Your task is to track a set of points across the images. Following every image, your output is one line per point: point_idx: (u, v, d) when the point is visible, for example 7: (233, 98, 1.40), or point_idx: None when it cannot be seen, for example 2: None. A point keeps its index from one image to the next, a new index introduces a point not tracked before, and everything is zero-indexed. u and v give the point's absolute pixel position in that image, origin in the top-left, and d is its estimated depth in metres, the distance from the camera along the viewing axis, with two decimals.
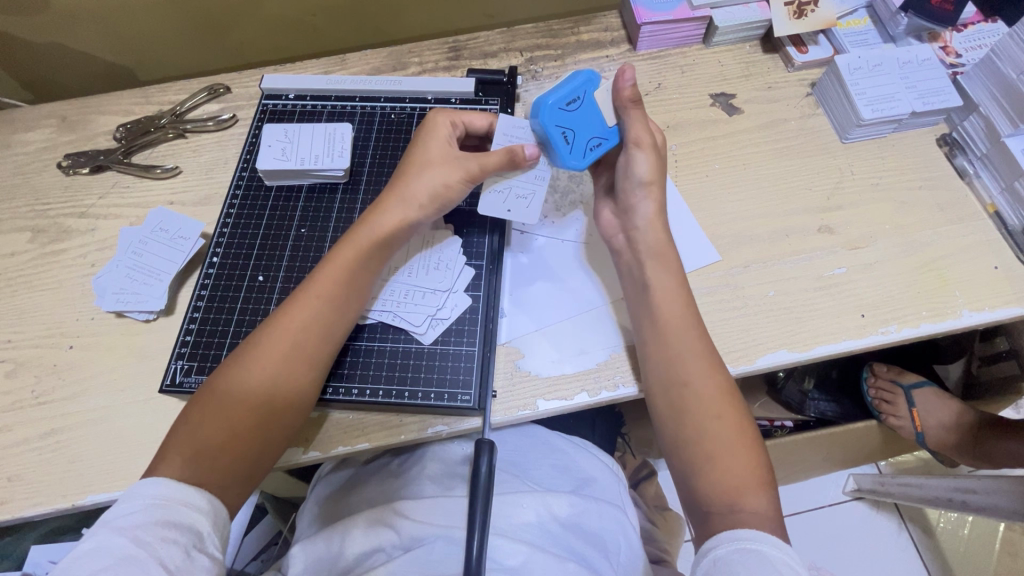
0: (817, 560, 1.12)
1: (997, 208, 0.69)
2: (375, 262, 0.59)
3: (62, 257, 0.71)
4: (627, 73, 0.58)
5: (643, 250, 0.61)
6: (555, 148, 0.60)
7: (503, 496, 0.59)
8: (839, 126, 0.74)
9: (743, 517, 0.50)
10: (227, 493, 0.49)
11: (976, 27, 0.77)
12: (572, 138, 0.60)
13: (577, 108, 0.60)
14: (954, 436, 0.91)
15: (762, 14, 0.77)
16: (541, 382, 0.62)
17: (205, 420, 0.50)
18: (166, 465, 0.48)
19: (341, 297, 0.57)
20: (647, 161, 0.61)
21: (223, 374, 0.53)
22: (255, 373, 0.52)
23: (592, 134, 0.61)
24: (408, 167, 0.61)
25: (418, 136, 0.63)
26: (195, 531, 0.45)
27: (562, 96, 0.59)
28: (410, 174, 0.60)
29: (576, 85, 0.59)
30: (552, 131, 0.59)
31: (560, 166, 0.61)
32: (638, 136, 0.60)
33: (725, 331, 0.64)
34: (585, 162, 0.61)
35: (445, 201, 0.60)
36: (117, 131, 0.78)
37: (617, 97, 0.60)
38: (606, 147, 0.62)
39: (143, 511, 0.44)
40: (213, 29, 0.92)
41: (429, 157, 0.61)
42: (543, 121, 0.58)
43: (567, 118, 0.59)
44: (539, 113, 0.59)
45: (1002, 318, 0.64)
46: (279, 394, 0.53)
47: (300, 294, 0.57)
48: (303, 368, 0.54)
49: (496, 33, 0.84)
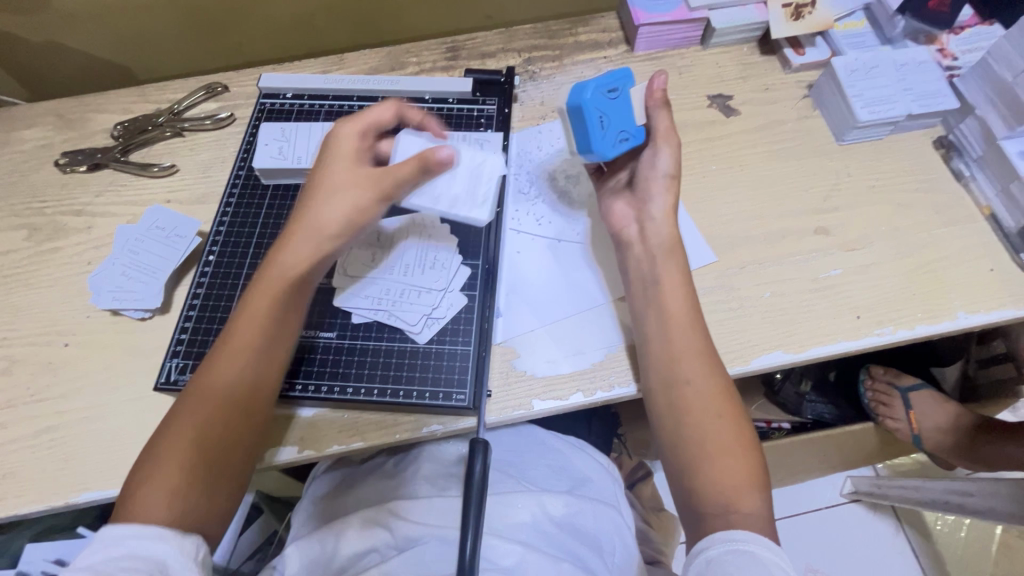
0: (815, 562, 1.12)
1: (992, 211, 0.69)
2: (296, 297, 0.55)
3: (59, 254, 0.71)
4: (660, 76, 0.63)
5: (654, 245, 0.61)
6: (589, 131, 0.60)
7: (499, 496, 0.59)
8: (835, 128, 0.74)
9: (738, 518, 0.50)
10: (211, 497, 0.49)
11: (973, 29, 0.77)
12: (607, 125, 0.61)
13: (614, 99, 0.61)
14: (950, 439, 0.91)
15: (760, 15, 0.77)
16: (537, 382, 0.62)
17: (182, 426, 0.50)
18: (153, 484, 0.47)
19: (265, 340, 0.53)
20: (671, 156, 0.63)
21: (151, 453, 0.49)
22: (224, 373, 0.52)
23: (624, 128, 0.62)
24: (318, 190, 0.56)
25: (323, 158, 0.58)
26: (158, 562, 0.43)
27: (604, 83, 0.60)
28: (324, 197, 0.56)
29: (617, 77, 0.61)
30: (592, 112, 0.60)
31: (591, 151, 0.61)
32: (665, 131, 0.63)
33: (720, 331, 0.64)
34: (614, 151, 0.61)
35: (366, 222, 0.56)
36: (115, 128, 0.78)
37: (648, 97, 0.63)
38: (633, 144, 0.63)
39: (102, 550, 0.43)
40: (212, 28, 0.92)
41: (343, 179, 0.56)
42: (582, 102, 0.59)
43: (606, 105, 0.60)
44: (578, 96, 0.59)
45: (997, 320, 0.64)
46: (250, 391, 0.52)
47: (251, 293, 0.54)
48: (239, 418, 0.51)
49: (494, 34, 0.84)
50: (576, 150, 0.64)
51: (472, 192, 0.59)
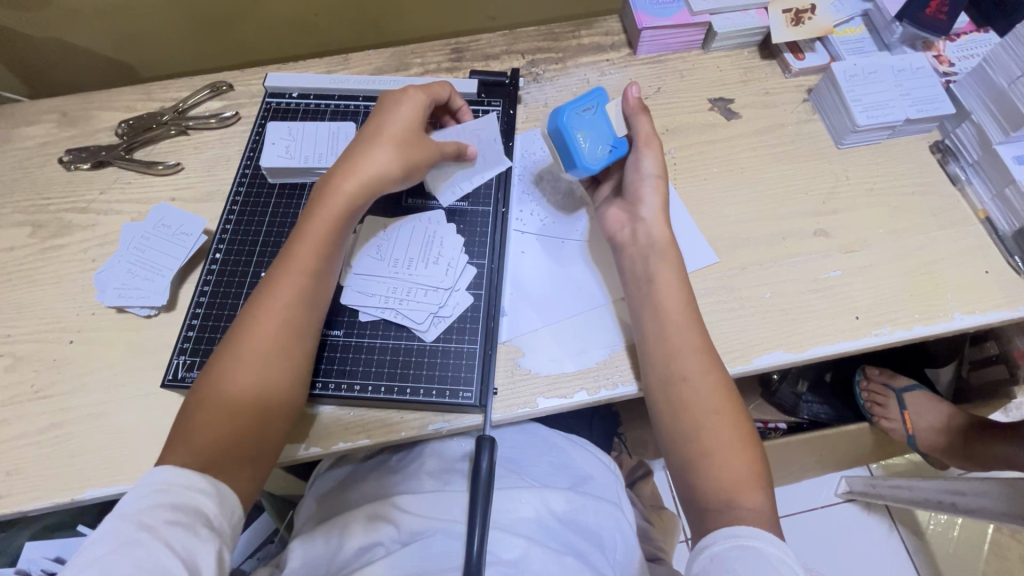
0: (810, 560, 1.14)
1: (988, 214, 0.71)
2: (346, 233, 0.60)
3: (63, 252, 0.71)
4: (633, 87, 0.63)
5: (648, 246, 0.62)
6: (570, 149, 0.63)
7: (501, 491, 0.60)
8: (835, 132, 0.75)
9: (741, 513, 0.50)
10: (245, 459, 0.51)
11: (969, 36, 0.79)
12: (586, 141, 0.63)
13: (591, 116, 0.64)
14: (944, 439, 0.92)
15: (761, 20, 0.78)
16: (541, 381, 0.63)
17: (205, 414, 0.51)
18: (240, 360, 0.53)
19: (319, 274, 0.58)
20: (655, 158, 0.64)
21: (215, 371, 0.53)
22: (244, 359, 0.53)
23: (604, 141, 0.64)
24: (372, 135, 0.62)
25: (379, 111, 0.64)
26: (201, 513, 0.46)
27: (577, 105, 0.63)
28: (373, 142, 0.62)
29: (590, 97, 0.64)
30: (568, 133, 0.63)
31: (575, 168, 0.64)
32: (646, 136, 0.64)
33: (723, 331, 0.65)
34: (597, 165, 0.64)
35: (411, 172, 0.63)
36: (119, 126, 0.78)
37: (626, 106, 0.64)
38: (617, 154, 0.64)
39: (146, 497, 0.45)
40: (216, 26, 0.92)
41: (395, 127, 0.62)
42: (559, 124, 0.63)
43: (583, 123, 0.64)
44: (555, 119, 0.63)
45: (992, 321, 0.66)
46: (273, 376, 0.53)
47: (283, 265, 0.57)
48: (290, 352, 0.55)
49: (498, 36, 0.85)
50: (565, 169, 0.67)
51: (456, 266, 0.66)
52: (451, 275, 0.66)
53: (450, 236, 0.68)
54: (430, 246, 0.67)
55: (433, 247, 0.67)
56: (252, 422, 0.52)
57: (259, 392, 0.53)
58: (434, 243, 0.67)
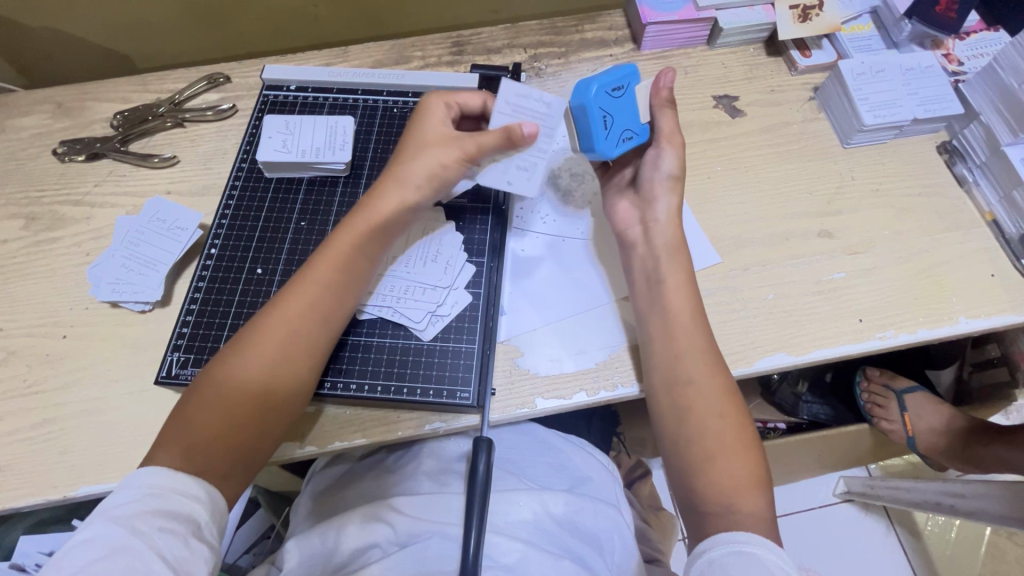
0: (808, 561, 1.13)
1: (995, 217, 0.70)
2: (374, 247, 0.59)
3: (57, 245, 0.70)
4: (668, 75, 0.62)
5: (660, 245, 0.61)
6: (593, 130, 0.59)
7: (499, 494, 0.59)
8: (841, 131, 0.74)
9: (741, 518, 0.50)
10: (239, 463, 0.51)
11: (978, 35, 0.78)
12: (611, 125, 0.60)
13: (620, 97, 0.60)
14: (944, 441, 0.92)
15: (768, 16, 0.77)
16: (539, 382, 0.62)
17: (203, 408, 0.50)
18: (247, 360, 0.52)
19: (339, 285, 0.57)
20: (675, 158, 0.63)
21: (221, 364, 0.53)
22: (256, 365, 0.52)
23: (628, 128, 0.61)
24: (405, 149, 0.61)
25: (412, 119, 0.62)
26: (193, 521, 0.45)
27: (610, 81, 0.58)
28: (408, 158, 0.60)
29: (625, 74, 0.59)
30: (595, 112, 0.58)
31: (593, 149, 0.60)
32: (669, 133, 0.63)
33: (724, 332, 0.64)
34: (616, 152, 0.61)
35: (444, 183, 0.59)
36: (114, 118, 0.77)
37: (654, 95, 0.63)
38: (637, 143, 0.63)
39: (138, 500, 0.44)
40: (213, 16, 0.91)
41: (427, 138, 0.60)
42: (587, 101, 0.57)
43: (611, 103, 0.59)
44: (581, 95, 0.57)
45: (997, 325, 0.65)
46: (280, 385, 0.53)
47: (305, 272, 0.57)
48: (298, 362, 0.54)
49: (500, 29, 0.83)
50: (577, 146, 0.63)
51: (453, 262, 0.65)
52: (450, 275, 0.64)
53: (450, 235, 0.67)
54: (430, 246, 0.66)
55: (430, 247, 0.66)
56: (249, 426, 0.51)
57: (259, 397, 0.52)
58: (430, 243, 0.66)
